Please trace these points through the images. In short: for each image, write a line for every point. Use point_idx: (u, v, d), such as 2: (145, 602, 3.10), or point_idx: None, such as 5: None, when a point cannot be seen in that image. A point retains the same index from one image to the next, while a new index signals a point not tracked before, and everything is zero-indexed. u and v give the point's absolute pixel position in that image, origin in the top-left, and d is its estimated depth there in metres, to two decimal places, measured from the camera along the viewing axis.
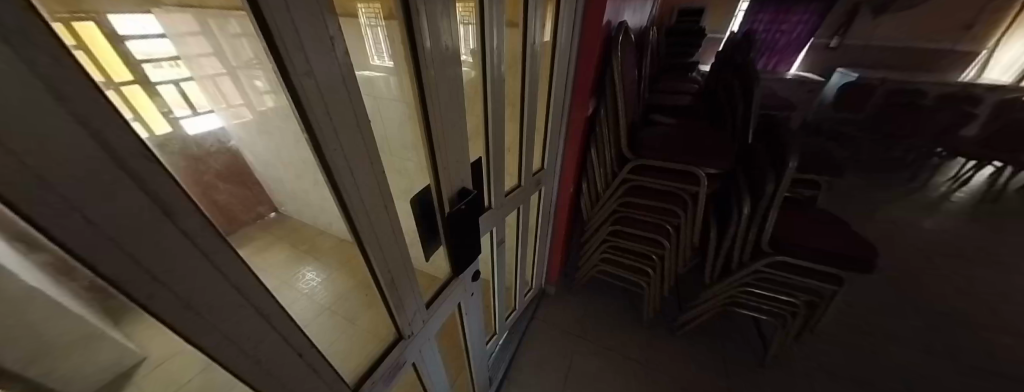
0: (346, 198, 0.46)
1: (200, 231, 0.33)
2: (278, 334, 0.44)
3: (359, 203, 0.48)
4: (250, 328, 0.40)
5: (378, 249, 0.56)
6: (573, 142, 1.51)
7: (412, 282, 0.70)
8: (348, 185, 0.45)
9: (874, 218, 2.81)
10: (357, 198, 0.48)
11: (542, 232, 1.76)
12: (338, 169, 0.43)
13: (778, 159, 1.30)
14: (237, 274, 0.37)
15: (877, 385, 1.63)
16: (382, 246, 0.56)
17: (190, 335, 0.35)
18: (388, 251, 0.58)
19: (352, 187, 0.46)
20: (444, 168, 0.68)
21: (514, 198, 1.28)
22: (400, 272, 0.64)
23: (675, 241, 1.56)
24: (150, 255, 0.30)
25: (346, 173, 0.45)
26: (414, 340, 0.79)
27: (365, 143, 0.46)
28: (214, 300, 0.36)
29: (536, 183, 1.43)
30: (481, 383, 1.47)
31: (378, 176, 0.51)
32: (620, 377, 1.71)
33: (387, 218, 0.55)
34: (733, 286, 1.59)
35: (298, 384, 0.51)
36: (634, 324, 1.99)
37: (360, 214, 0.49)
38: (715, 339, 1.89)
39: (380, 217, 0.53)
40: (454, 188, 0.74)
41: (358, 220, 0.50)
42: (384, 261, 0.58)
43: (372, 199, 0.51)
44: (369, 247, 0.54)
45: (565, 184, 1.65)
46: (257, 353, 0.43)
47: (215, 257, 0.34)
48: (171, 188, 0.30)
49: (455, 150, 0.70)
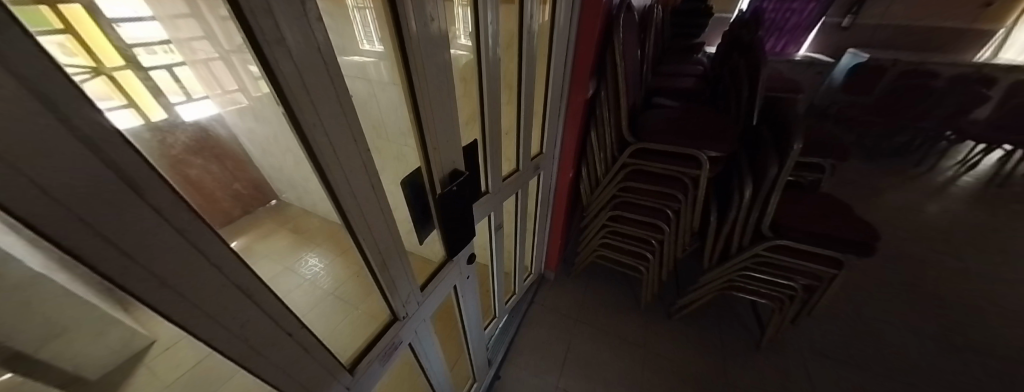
0: (328, 176, 0.45)
1: (175, 209, 0.32)
2: (264, 313, 0.43)
3: (344, 178, 0.47)
4: (234, 307, 0.40)
5: (367, 228, 0.55)
6: (572, 127, 1.48)
7: (406, 264, 0.70)
8: (330, 161, 0.44)
9: (877, 203, 2.78)
10: (339, 174, 0.46)
11: (541, 218, 1.75)
12: (319, 143, 0.42)
13: (783, 142, 1.27)
14: (219, 252, 0.36)
15: (873, 366, 1.66)
16: (371, 225, 0.55)
17: (171, 314, 0.35)
18: (378, 231, 0.57)
19: (334, 162, 0.45)
20: (434, 149, 0.66)
21: (513, 183, 1.26)
22: (392, 253, 0.64)
23: (674, 225, 1.55)
24: (122, 233, 0.29)
25: (329, 147, 0.43)
26: (409, 323, 0.79)
27: (348, 120, 0.45)
28: (196, 277, 0.35)
29: (535, 168, 1.41)
30: (481, 365, 1.50)
31: (363, 152, 0.49)
32: (618, 358, 1.75)
33: (374, 196, 0.54)
34: (732, 270, 1.59)
35: (291, 364, 0.51)
36: (631, 308, 2.01)
37: (346, 192, 0.48)
38: (713, 322, 1.91)
39: (367, 197, 0.52)
40: (446, 169, 0.72)
41: (343, 198, 0.49)
42: (373, 240, 0.57)
43: (359, 177, 0.49)
44: (357, 227, 0.53)
45: (565, 169, 1.62)
46: (246, 333, 0.42)
47: (191, 235, 0.33)
48: (137, 162, 0.28)
49: (445, 129, 0.68)
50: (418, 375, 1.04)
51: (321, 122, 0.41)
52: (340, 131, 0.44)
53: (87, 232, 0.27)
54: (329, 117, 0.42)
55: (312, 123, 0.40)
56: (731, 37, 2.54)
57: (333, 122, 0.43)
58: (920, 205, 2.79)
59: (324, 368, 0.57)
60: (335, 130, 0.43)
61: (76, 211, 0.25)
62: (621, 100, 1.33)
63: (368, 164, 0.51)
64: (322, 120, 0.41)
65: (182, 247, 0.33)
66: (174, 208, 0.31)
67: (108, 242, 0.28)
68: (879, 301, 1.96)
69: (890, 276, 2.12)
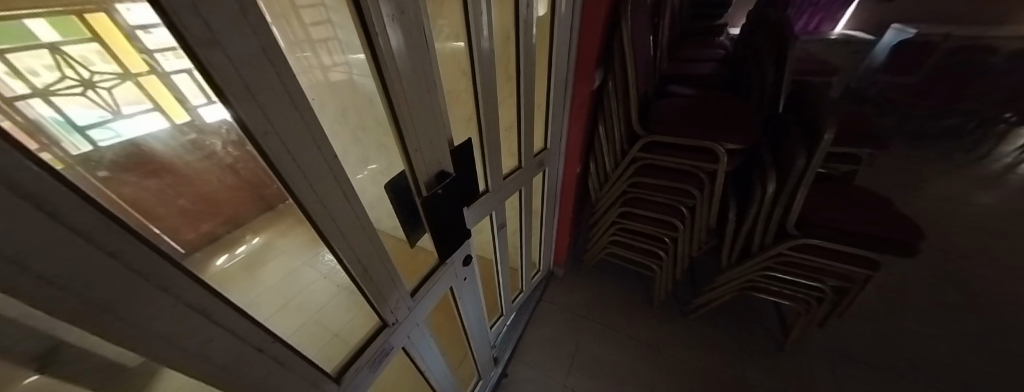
0: (289, 185, 0.42)
1: (120, 242, 0.30)
2: (229, 332, 0.41)
3: (310, 186, 0.44)
4: (198, 328, 0.38)
5: (343, 237, 0.52)
6: (577, 121, 1.39)
7: (392, 270, 0.67)
8: (288, 170, 0.41)
9: (920, 194, 2.54)
10: (300, 182, 0.43)
11: (548, 215, 1.69)
12: (275, 153, 0.39)
13: (812, 131, 1.15)
14: (174, 279, 0.34)
15: (912, 373, 1.52)
16: (346, 233, 0.52)
17: (126, 342, 0.33)
18: (355, 237, 0.54)
19: (296, 168, 0.42)
20: (415, 151, 0.62)
21: (514, 181, 1.20)
22: (374, 261, 0.61)
23: (691, 223, 1.45)
24: (54, 269, 0.26)
25: (288, 155, 0.40)
26: (400, 328, 0.77)
27: (306, 125, 0.42)
28: (153, 306, 0.34)
29: (539, 166, 1.34)
30: (485, 363, 1.49)
31: (329, 160, 0.46)
32: (627, 358, 1.71)
33: (346, 203, 0.51)
34: (753, 269, 1.49)
35: (269, 379, 0.49)
36: (642, 307, 1.93)
37: (311, 199, 0.45)
38: (732, 324, 1.81)
39: (338, 205, 0.49)
40: (432, 171, 0.68)
41: (310, 207, 0.46)
42: (348, 249, 0.54)
43: (327, 185, 0.47)
44: (330, 235, 0.50)
45: (571, 165, 1.55)
46: (211, 354, 0.41)
47: (139, 267, 0.31)
48: (70, 195, 0.26)
49: (427, 129, 0.64)
50: (419, 378, 1.03)
51: (276, 131, 0.38)
52: (295, 137, 0.41)
53: (14, 270, 0.24)
54: (282, 125, 0.39)
55: (263, 134, 0.37)
56: (756, 16, 2.34)
57: (288, 129, 0.40)
58: (970, 195, 2.53)
59: (306, 381, 0.55)
60: (293, 137, 0.40)
61: (3, 256, 0.24)
62: (631, 90, 1.24)
63: (336, 172, 0.48)
64: (277, 128, 0.38)
65: (132, 279, 0.32)
66: (117, 241, 0.29)
67: (40, 279, 0.26)
68: (920, 302, 1.79)
69: (933, 275, 1.93)
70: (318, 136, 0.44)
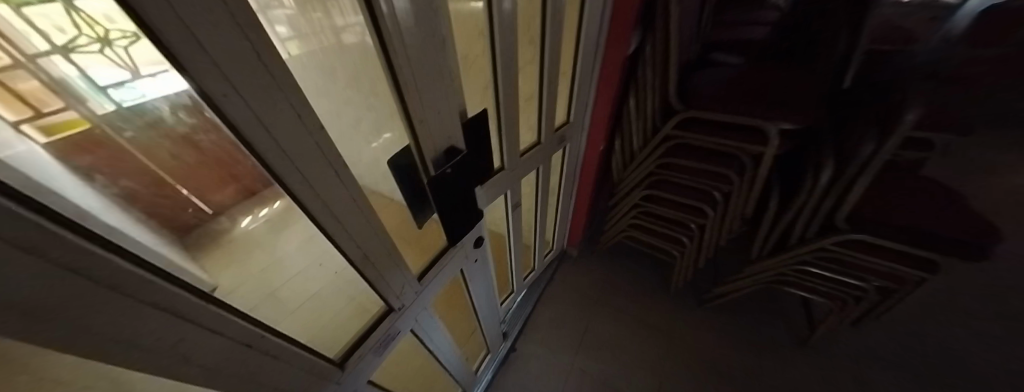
0: (270, 164, 0.35)
1: (91, 256, 0.23)
2: (221, 336, 0.36)
3: (295, 161, 0.37)
4: (188, 332, 0.33)
5: (336, 220, 0.45)
6: (605, 92, 1.24)
7: (395, 255, 0.61)
8: (262, 143, 0.33)
9: (987, 187, 2.25)
10: (280, 159, 0.35)
11: (564, 195, 1.59)
12: (248, 125, 0.32)
13: (888, 114, 0.97)
14: (158, 289, 0.29)
15: (947, 381, 1.43)
16: (339, 216, 0.45)
17: (113, 361, 0.29)
18: (350, 221, 0.47)
19: (275, 142, 0.34)
20: (419, 122, 0.53)
21: (532, 159, 1.10)
22: (374, 245, 0.55)
23: (722, 212, 1.32)
24: (22, 302, 0.21)
25: (263, 128, 0.33)
26: (407, 312, 0.73)
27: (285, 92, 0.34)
28: (138, 319, 0.29)
29: (559, 142, 1.23)
30: (493, 337, 1.49)
31: (317, 133, 0.39)
32: (638, 343, 1.68)
33: (336, 182, 0.43)
34: (786, 263, 1.37)
35: (268, 373, 0.45)
36: (655, 293, 1.86)
37: (296, 178, 0.38)
38: (752, 316, 1.72)
39: (327, 183, 0.42)
40: (440, 146, 0.60)
41: (293, 188, 0.38)
42: (342, 234, 0.47)
43: (314, 161, 0.39)
44: (320, 219, 0.43)
45: (593, 141, 1.41)
46: (203, 359, 0.36)
47: (118, 282, 0.26)
48: (13, 210, 0.19)
49: (432, 96, 0.54)
50: (425, 357, 1.02)
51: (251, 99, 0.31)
52: (269, 103, 0.33)
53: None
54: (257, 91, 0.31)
55: (230, 103, 0.29)
56: None
57: (262, 95, 0.32)
58: None
59: (307, 373, 0.52)
60: (268, 103, 0.33)
61: None
62: (670, 57, 1.08)
63: (325, 147, 0.40)
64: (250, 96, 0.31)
65: (114, 297, 0.26)
66: (90, 260, 0.23)
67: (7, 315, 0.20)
68: (957, 305, 1.66)
69: (986, 279, 1.76)
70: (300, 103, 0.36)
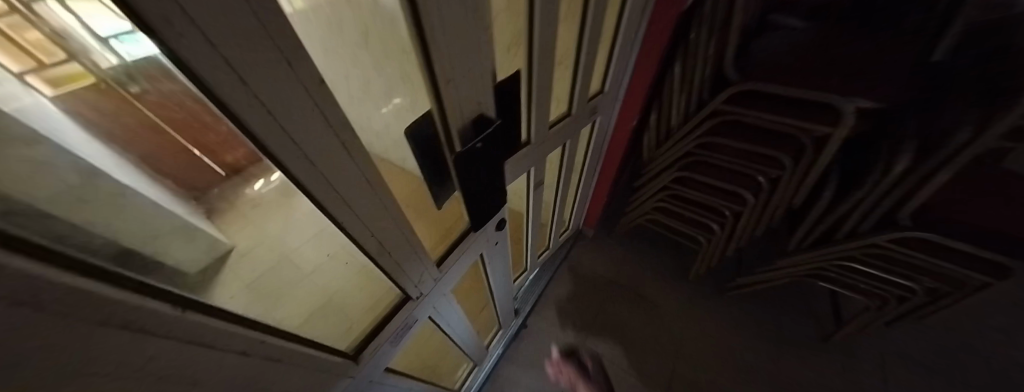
0: (266, 141, 0.25)
1: (55, 290, 0.16)
2: (215, 349, 0.29)
3: (296, 135, 0.27)
4: (182, 355, 0.27)
5: (346, 204, 0.37)
6: (650, 58, 1.06)
7: (415, 240, 0.53)
8: (258, 117, 0.24)
9: None
10: (277, 135, 0.26)
11: (587, 174, 1.47)
12: (241, 93, 0.22)
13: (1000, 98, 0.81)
14: (130, 314, 0.21)
15: (974, 383, 1.39)
16: (350, 199, 0.37)
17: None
18: (361, 203, 0.39)
19: (271, 112, 0.24)
20: (447, 84, 0.42)
21: (561, 132, 0.98)
22: (389, 231, 0.47)
23: (764, 199, 1.19)
24: None
25: (258, 96, 0.23)
26: (426, 300, 0.67)
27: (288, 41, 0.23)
28: (115, 353, 0.22)
29: (591, 114, 1.08)
30: (505, 315, 1.47)
31: (325, 98, 0.29)
32: (653, 328, 1.64)
33: (348, 158, 0.34)
34: (826, 258, 1.27)
35: (276, 379, 0.39)
36: (673, 278, 1.77)
37: (296, 158, 0.29)
38: (774, 308, 1.65)
39: (333, 160, 0.32)
40: (469, 116, 0.49)
41: (293, 169, 0.29)
42: (353, 220, 0.39)
43: (321, 134, 0.30)
44: (328, 204, 0.35)
45: (627, 115, 1.26)
46: (197, 376, 0.29)
47: (76, 311, 0.18)
48: None
49: (463, 50, 0.42)
50: (440, 337, 0.98)
51: (243, 55, 0.21)
52: (265, 60, 0.22)
53: None
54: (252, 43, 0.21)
55: (219, 64, 0.19)
56: None
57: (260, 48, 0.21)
58: None
59: (320, 371, 0.46)
60: (267, 59, 0.22)
61: None
62: (734, 17, 0.91)
63: (333, 115, 0.30)
64: (243, 50, 0.20)
65: (77, 328, 0.18)
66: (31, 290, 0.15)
67: None
68: (994, 306, 1.57)
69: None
70: (304, 57, 0.25)
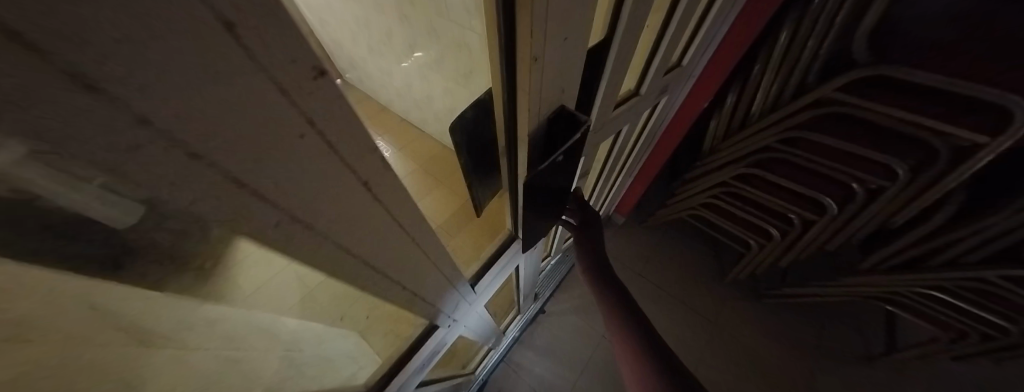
0: (193, 194, 0.12)
1: None
2: None
3: (259, 184, 0.13)
4: None
5: (364, 263, 0.24)
6: (749, 27, 0.82)
7: (454, 271, 0.41)
8: (156, 157, 0.10)
9: None
10: (217, 183, 0.12)
11: (633, 161, 1.26)
12: (99, 119, 0.08)
13: None
14: None
15: None
16: (370, 255, 0.24)
17: None
18: (390, 257, 0.26)
19: (192, 149, 0.10)
20: (532, 68, 0.26)
21: (624, 116, 0.78)
22: (424, 272, 0.34)
23: (849, 211, 0.98)
24: None
25: (152, 121, 0.09)
26: (456, 322, 0.58)
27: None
28: None
29: (660, 94, 0.87)
30: (526, 301, 1.36)
31: (346, 117, 0.14)
32: (682, 328, 1.49)
33: (374, 209, 0.20)
34: (909, 284, 1.07)
35: None
36: (710, 277, 1.58)
37: (265, 218, 0.15)
38: (824, 323, 1.45)
39: (358, 214, 0.19)
40: (547, 110, 0.34)
41: (268, 239, 0.16)
42: (372, 276, 0.26)
43: (327, 180, 0.16)
44: (330, 267, 0.21)
45: (697, 96, 1.04)
46: None
47: None
48: None
49: (569, 9, 0.25)
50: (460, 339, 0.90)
51: (102, 40, 0.07)
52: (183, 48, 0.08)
53: None
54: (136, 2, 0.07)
55: (15, 56, 0.05)
56: None
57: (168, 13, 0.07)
58: None
59: None
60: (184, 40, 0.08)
61: None
62: None
63: (355, 143, 0.16)
64: (106, 23, 0.06)
65: None
66: None
67: None
68: None
69: None
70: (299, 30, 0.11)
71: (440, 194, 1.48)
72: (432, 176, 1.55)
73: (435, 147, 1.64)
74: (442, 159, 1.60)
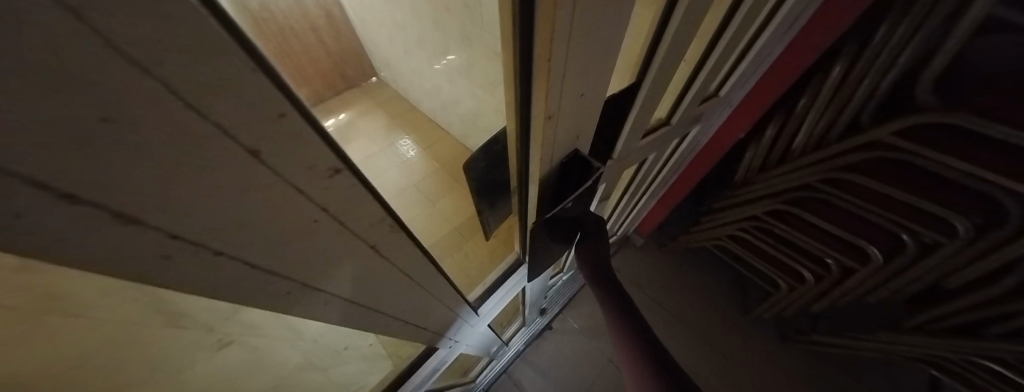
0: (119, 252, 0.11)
1: None
2: None
3: (237, 247, 0.15)
4: None
5: (342, 299, 0.23)
6: (795, 60, 0.77)
7: (455, 303, 0.40)
8: (125, 239, 0.11)
9: None
10: (192, 257, 0.14)
11: (658, 186, 1.21)
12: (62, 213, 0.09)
13: None
14: None
15: None
16: (352, 292, 0.24)
17: None
18: (377, 293, 0.26)
19: (164, 230, 0.12)
20: (545, 124, 0.26)
21: (651, 145, 0.75)
22: (422, 312, 0.34)
23: (897, 264, 0.90)
24: None
25: (63, 190, 0.09)
26: (455, 344, 0.57)
27: (202, 72, 0.09)
28: None
29: (691, 123, 0.83)
30: (532, 314, 1.34)
31: (324, 191, 0.16)
32: (693, 355, 1.40)
33: (361, 249, 0.21)
34: (963, 352, 0.95)
35: None
36: (731, 313, 1.47)
37: (227, 264, 0.15)
38: (859, 380, 1.31)
39: (340, 262, 0.20)
40: (560, 156, 0.34)
41: (249, 291, 0.17)
42: (364, 314, 0.27)
43: (294, 226, 0.16)
44: (323, 308, 0.23)
45: (734, 124, 0.98)
46: None
47: None
48: None
49: (587, 68, 0.25)
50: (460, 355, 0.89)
51: (53, 148, 0.08)
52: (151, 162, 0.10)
53: None
54: (63, 105, 0.07)
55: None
56: None
57: (88, 100, 0.08)
58: None
59: None
60: (124, 119, 0.09)
61: None
62: (965, 18, 0.60)
63: (333, 195, 0.16)
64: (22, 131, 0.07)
65: None
66: None
67: None
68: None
69: None
70: (280, 113, 0.11)
71: (457, 198, 1.50)
72: (453, 179, 1.56)
73: (457, 150, 1.65)
74: (462, 163, 1.61)
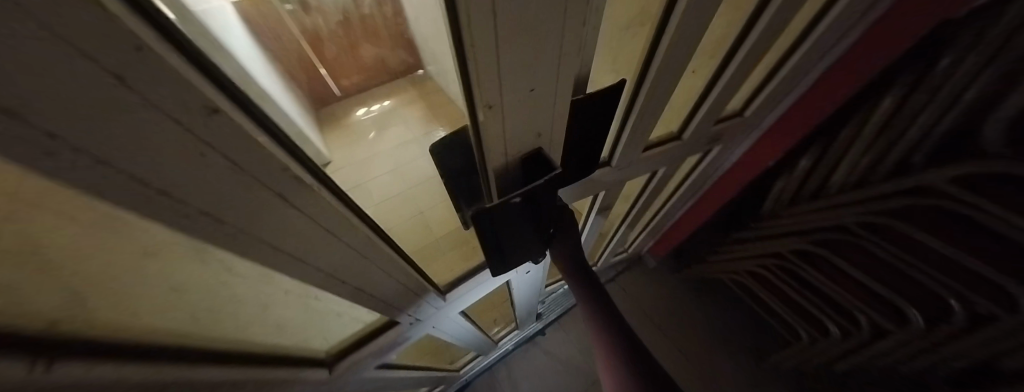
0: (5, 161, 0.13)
1: None
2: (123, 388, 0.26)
3: (180, 190, 0.19)
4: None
5: (266, 243, 0.26)
6: (830, 87, 0.72)
7: (396, 269, 0.42)
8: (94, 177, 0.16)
9: None
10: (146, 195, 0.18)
11: (673, 206, 1.16)
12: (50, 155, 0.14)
13: None
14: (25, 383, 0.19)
15: None
16: (267, 236, 0.26)
17: None
18: (295, 240, 0.28)
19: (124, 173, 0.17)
20: (487, 112, 0.31)
21: (654, 160, 0.73)
22: (364, 276, 0.38)
23: (942, 334, 0.78)
24: None
25: (42, 132, 0.13)
26: (422, 322, 0.64)
27: (119, 49, 0.13)
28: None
29: (706, 144, 0.80)
30: (526, 317, 1.34)
31: (248, 147, 0.20)
32: None
33: (262, 193, 0.23)
34: None
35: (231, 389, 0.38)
36: (743, 356, 1.35)
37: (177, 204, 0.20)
38: None
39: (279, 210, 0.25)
40: (522, 149, 0.39)
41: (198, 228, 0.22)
42: (307, 266, 0.31)
43: (176, 157, 0.18)
44: (268, 254, 0.27)
45: (761, 150, 0.92)
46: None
47: None
48: None
49: (523, 67, 0.29)
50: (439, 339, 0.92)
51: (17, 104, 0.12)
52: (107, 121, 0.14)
53: None
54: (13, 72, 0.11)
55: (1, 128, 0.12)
56: None
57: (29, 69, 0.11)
58: None
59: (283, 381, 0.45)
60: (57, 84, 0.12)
61: None
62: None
63: (216, 133, 0.18)
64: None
65: None
66: None
67: None
68: None
69: None
70: (137, 48, 0.13)
71: None
72: None
73: None
74: None
